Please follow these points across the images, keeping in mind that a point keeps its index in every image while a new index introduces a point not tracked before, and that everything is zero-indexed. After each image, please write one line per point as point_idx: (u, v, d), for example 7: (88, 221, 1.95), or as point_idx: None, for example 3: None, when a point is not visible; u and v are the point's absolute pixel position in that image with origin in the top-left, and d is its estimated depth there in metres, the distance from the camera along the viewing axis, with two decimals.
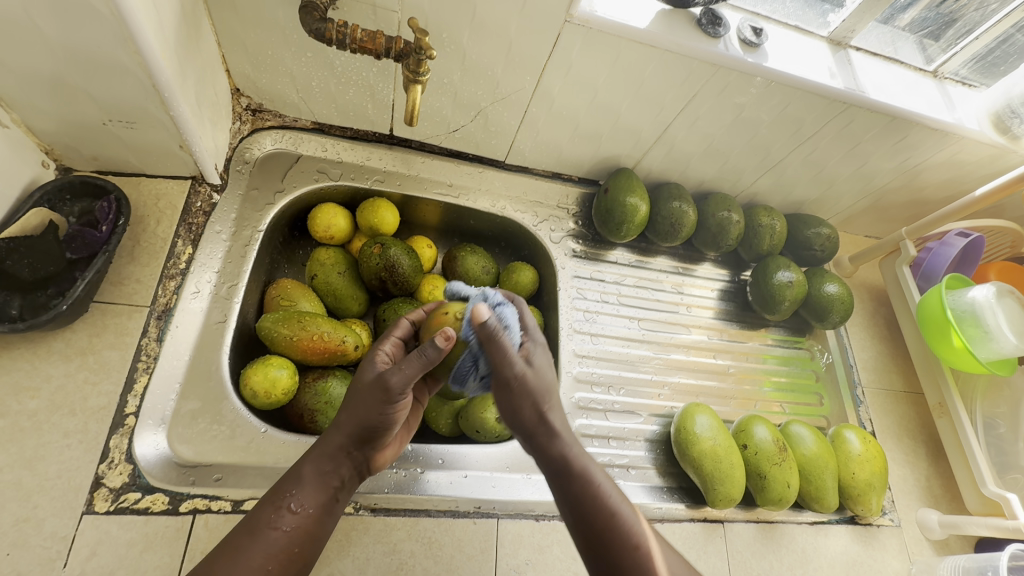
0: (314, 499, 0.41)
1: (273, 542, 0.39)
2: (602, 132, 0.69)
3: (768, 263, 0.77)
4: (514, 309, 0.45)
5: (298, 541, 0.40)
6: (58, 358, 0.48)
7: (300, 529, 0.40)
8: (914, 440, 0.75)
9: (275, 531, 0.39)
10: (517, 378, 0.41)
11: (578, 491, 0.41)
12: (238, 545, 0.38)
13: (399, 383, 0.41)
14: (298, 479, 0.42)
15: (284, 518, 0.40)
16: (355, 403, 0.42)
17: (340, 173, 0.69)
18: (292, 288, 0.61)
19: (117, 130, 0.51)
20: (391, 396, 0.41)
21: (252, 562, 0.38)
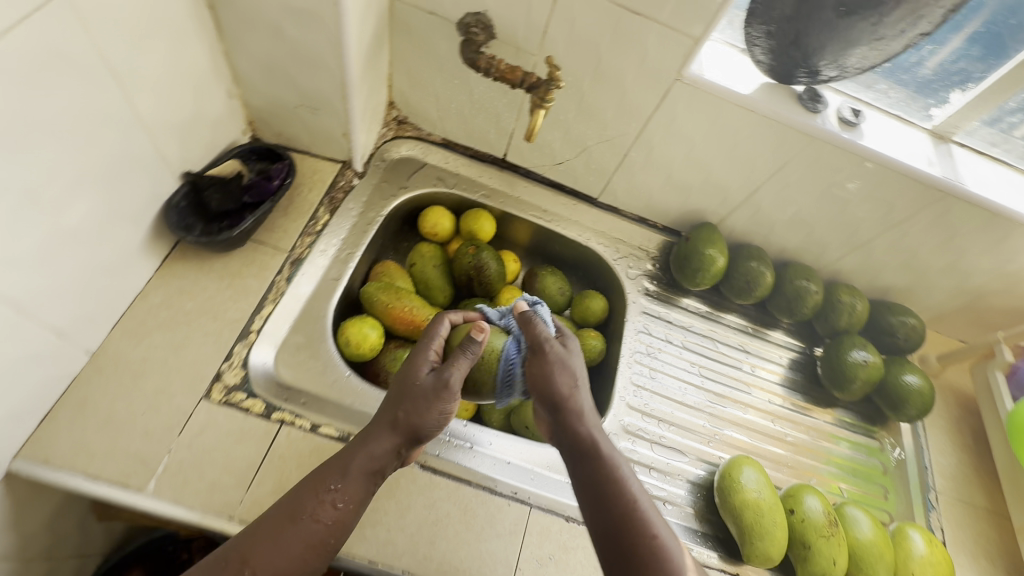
0: (355, 495, 0.45)
1: (313, 532, 0.43)
2: (693, 185, 0.75)
3: (843, 339, 0.77)
4: (547, 310, 0.57)
5: (332, 535, 0.44)
6: (214, 275, 0.60)
7: (337, 523, 0.44)
8: (994, 564, 0.68)
9: (317, 522, 0.43)
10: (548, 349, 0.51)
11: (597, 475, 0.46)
12: (279, 535, 0.42)
13: (454, 382, 0.48)
14: (342, 474, 0.45)
15: (330, 511, 0.44)
16: (412, 405, 0.48)
17: (455, 183, 0.80)
18: (393, 268, 0.71)
19: (303, 113, 0.64)
20: (451, 395, 0.48)
21: (292, 547, 0.42)
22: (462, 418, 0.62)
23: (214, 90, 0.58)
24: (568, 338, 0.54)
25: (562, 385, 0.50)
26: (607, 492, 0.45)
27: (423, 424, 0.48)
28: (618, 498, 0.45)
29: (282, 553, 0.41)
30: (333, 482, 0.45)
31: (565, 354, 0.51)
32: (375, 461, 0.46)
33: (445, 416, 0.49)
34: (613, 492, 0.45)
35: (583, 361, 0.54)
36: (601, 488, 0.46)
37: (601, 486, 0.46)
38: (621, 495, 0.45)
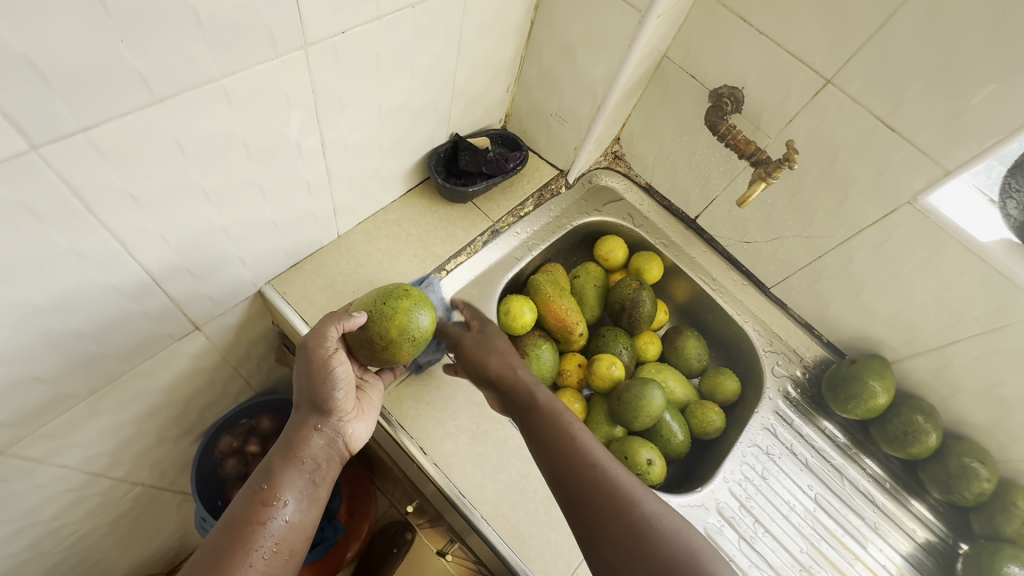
0: (291, 487, 0.45)
1: (262, 537, 0.42)
2: (881, 313, 0.72)
3: (1004, 546, 0.66)
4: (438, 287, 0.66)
5: (285, 529, 0.43)
6: (435, 216, 0.73)
7: (284, 524, 0.43)
8: None
9: (261, 525, 0.42)
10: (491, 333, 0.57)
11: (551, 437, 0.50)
12: (221, 549, 0.40)
13: (332, 347, 0.49)
14: (267, 474, 0.45)
15: (270, 511, 0.43)
16: (303, 381, 0.49)
17: (641, 224, 0.87)
18: (558, 273, 0.78)
19: (552, 122, 0.76)
20: (320, 351, 0.48)
21: (244, 559, 0.40)
22: None
23: (499, 82, 0.72)
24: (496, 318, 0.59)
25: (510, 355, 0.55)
26: (560, 448, 0.49)
27: (321, 394, 0.49)
28: (560, 437, 0.49)
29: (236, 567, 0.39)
30: (258, 484, 0.44)
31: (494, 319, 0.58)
32: (297, 451, 0.47)
33: (344, 379, 0.50)
34: (554, 429, 0.50)
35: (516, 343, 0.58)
36: (544, 430, 0.50)
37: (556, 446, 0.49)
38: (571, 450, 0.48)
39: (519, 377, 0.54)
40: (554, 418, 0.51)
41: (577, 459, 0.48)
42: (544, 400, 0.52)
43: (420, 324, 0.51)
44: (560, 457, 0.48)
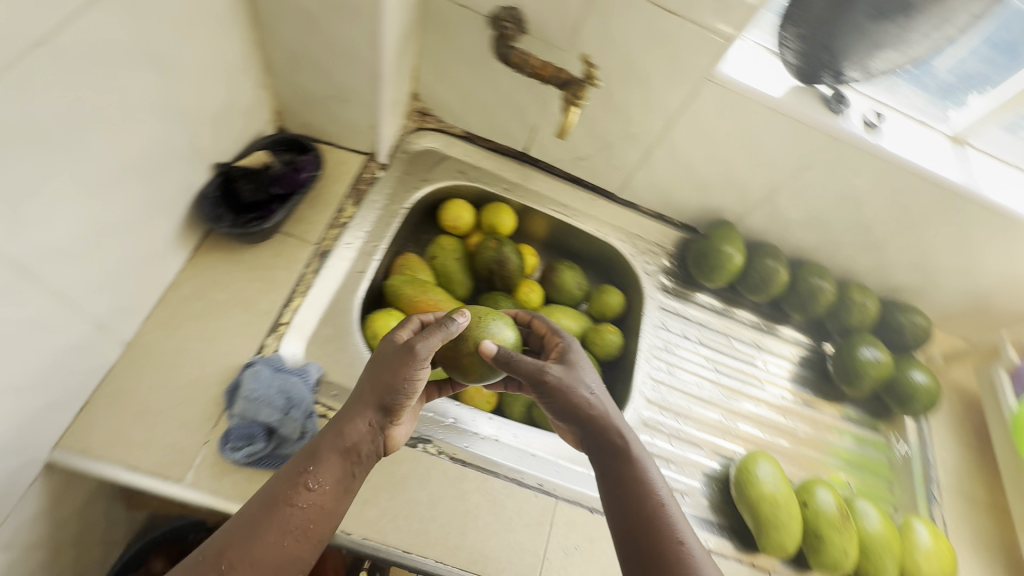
0: (330, 477, 0.43)
1: (288, 517, 0.41)
2: (714, 184, 0.76)
3: (854, 337, 0.79)
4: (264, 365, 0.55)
5: (313, 517, 0.42)
6: (243, 267, 0.60)
7: (313, 506, 0.42)
8: (993, 556, 0.70)
9: (289, 506, 0.41)
10: (557, 381, 0.49)
11: (631, 492, 0.45)
12: (255, 524, 0.40)
13: (426, 352, 0.45)
14: (314, 457, 0.43)
15: (304, 495, 0.42)
16: (376, 376, 0.46)
17: (476, 176, 0.81)
18: (414, 262, 0.72)
19: (331, 104, 0.64)
20: (413, 358, 0.45)
21: (268, 535, 0.40)
22: (485, 410, 0.65)
23: (244, 80, 0.57)
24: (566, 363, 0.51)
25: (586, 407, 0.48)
26: (635, 501, 0.45)
27: (391, 393, 0.45)
28: (647, 496, 0.45)
29: (256, 541, 0.39)
30: (306, 464, 0.43)
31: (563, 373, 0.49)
32: (350, 439, 0.45)
33: (419, 382, 0.47)
34: (638, 490, 0.45)
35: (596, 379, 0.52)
36: (626, 485, 0.46)
37: (635, 499, 0.45)
38: (654, 509, 0.44)
39: (611, 422, 0.48)
40: (639, 476, 0.46)
41: (662, 528, 0.43)
42: (631, 452, 0.47)
43: (506, 339, 0.54)
44: (639, 520, 0.44)
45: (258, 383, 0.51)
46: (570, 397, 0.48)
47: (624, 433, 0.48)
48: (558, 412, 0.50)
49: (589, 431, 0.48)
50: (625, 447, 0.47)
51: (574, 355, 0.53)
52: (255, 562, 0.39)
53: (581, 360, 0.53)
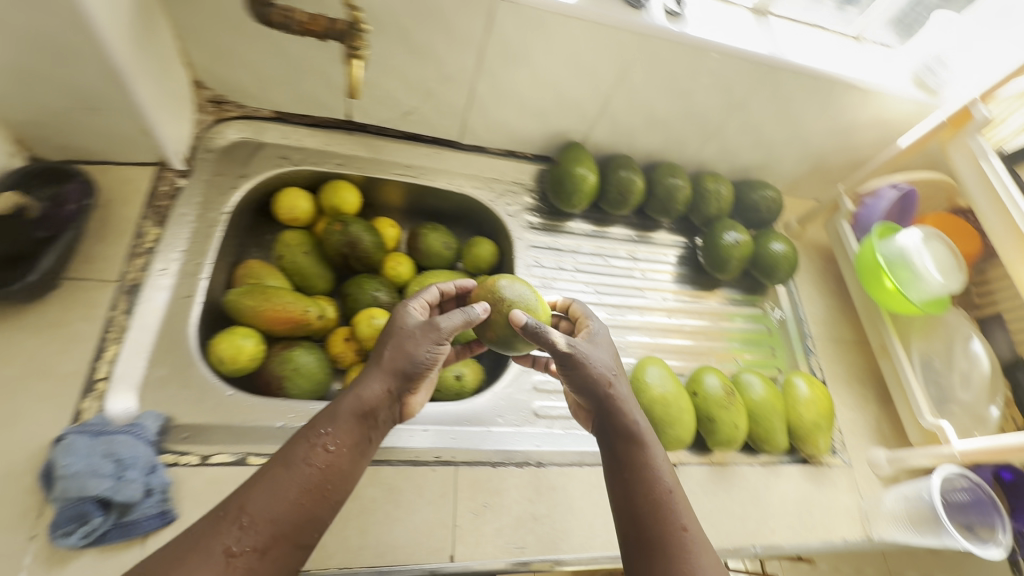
0: (347, 439, 0.46)
1: (306, 475, 0.44)
2: (548, 108, 0.74)
3: (716, 225, 0.82)
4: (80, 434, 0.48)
5: (329, 478, 0.45)
6: (32, 330, 0.52)
7: (330, 467, 0.45)
8: (863, 385, 0.79)
9: (308, 466, 0.44)
10: (579, 363, 0.47)
11: (641, 478, 0.45)
12: (273, 479, 0.43)
13: (446, 326, 0.50)
14: (332, 419, 0.46)
15: (320, 452, 0.45)
16: (398, 347, 0.49)
17: (302, 158, 0.73)
18: (258, 267, 0.68)
19: (81, 118, 0.54)
20: (436, 333, 0.49)
21: (287, 492, 0.42)
22: None
23: None
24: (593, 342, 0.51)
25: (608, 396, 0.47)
26: (641, 486, 0.45)
27: (410, 364, 0.49)
28: (654, 480, 0.45)
29: (276, 495, 0.42)
30: (323, 426, 0.46)
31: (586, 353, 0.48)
32: (366, 403, 0.48)
33: (438, 354, 0.51)
34: (648, 479, 0.45)
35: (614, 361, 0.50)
36: (631, 469, 0.46)
37: (643, 485, 0.45)
38: (659, 499, 0.44)
39: (627, 409, 0.47)
40: (647, 460, 0.46)
41: (666, 519, 0.43)
42: (643, 437, 0.47)
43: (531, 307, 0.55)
44: (643, 505, 0.44)
45: (74, 457, 0.45)
46: (585, 373, 0.47)
47: (636, 415, 0.48)
48: (579, 392, 0.49)
49: (607, 415, 0.48)
50: (637, 429, 0.47)
51: (598, 337, 0.52)
52: (272, 518, 0.41)
53: (603, 344, 0.52)
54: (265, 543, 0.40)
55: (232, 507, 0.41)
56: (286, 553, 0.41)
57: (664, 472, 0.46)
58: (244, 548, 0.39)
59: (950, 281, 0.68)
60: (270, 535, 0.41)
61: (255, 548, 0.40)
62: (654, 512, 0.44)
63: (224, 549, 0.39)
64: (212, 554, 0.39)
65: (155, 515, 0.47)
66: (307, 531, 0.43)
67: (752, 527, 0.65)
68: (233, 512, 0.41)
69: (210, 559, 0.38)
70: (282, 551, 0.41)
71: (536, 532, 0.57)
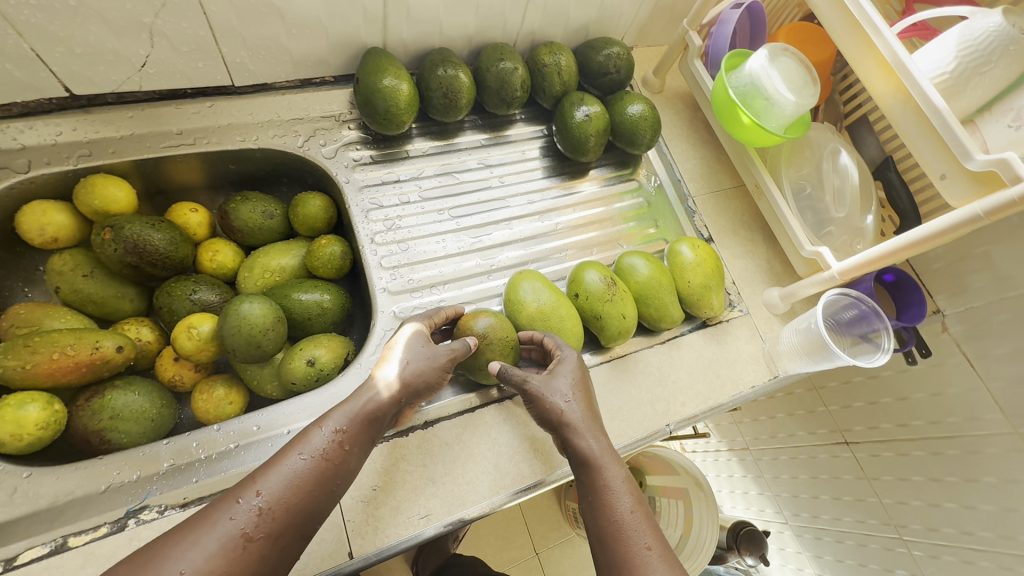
0: (357, 440, 0.45)
1: (318, 467, 0.42)
2: (317, 13, 0.59)
3: (564, 103, 0.72)
4: None
5: (337, 475, 0.43)
6: None
7: (340, 464, 0.44)
8: (749, 230, 0.77)
9: (322, 459, 0.43)
10: (536, 395, 0.50)
11: (602, 502, 0.45)
12: (286, 465, 0.42)
13: (457, 350, 0.52)
14: (346, 418, 0.45)
15: (330, 446, 0.44)
16: (415, 367, 0.50)
17: (29, 162, 0.57)
18: (28, 312, 0.55)
19: None
20: (453, 356, 0.52)
21: (295, 484, 0.41)
22: (233, 415, 0.57)
23: None
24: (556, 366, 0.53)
25: (563, 424, 0.49)
26: (603, 510, 0.45)
27: (423, 378, 0.50)
28: (614, 502, 0.45)
29: (287, 482, 0.41)
30: (336, 421, 0.45)
31: (542, 385, 0.50)
32: (379, 406, 0.47)
33: (445, 377, 0.53)
34: (607, 500, 0.45)
35: (583, 390, 0.52)
36: (596, 493, 0.46)
37: (602, 509, 0.45)
38: (621, 523, 0.44)
39: (581, 432, 0.48)
40: (604, 482, 0.46)
41: (627, 539, 0.43)
42: (598, 460, 0.47)
43: (493, 324, 0.56)
44: (607, 528, 0.44)
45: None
46: (543, 407, 0.50)
47: (590, 439, 0.48)
48: (542, 422, 0.52)
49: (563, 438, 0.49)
50: (589, 453, 0.47)
51: (564, 363, 0.53)
52: (288, 507, 0.40)
53: (567, 371, 0.52)
54: (278, 531, 0.39)
55: (246, 489, 0.40)
56: (290, 545, 0.40)
57: (623, 493, 0.45)
58: (259, 535, 0.38)
59: (804, 97, 0.62)
60: (284, 524, 0.40)
61: (268, 536, 0.39)
62: (615, 535, 0.43)
63: (238, 533, 0.38)
64: (225, 538, 0.37)
65: None
66: (312, 521, 0.42)
67: (663, 407, 0.63)
68: (246, 495, 0.39)
69: (225, 543, 0.37)
70: (288, 543, 0.40)
71: (438, 495, 0.52)
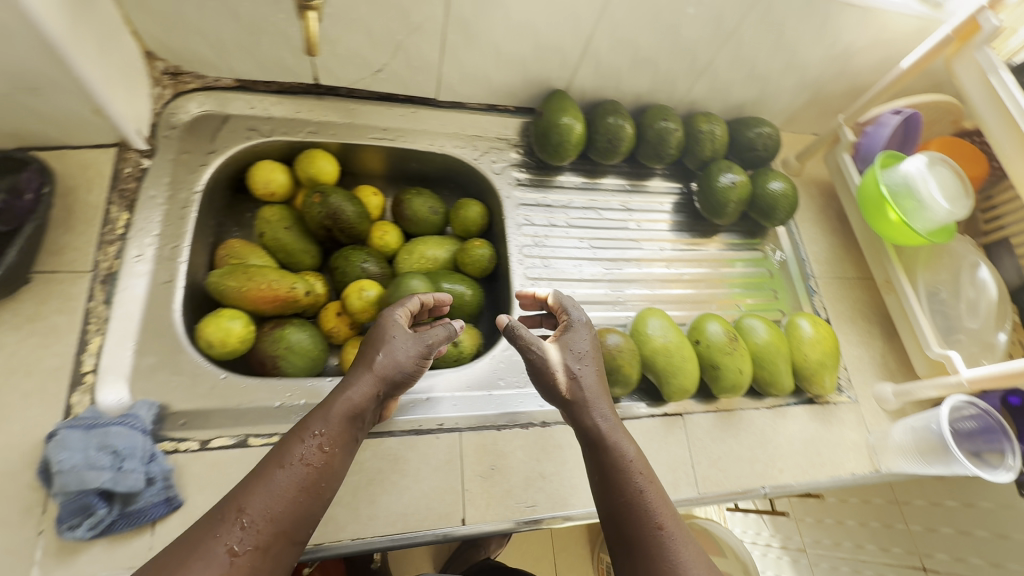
0: (338, 438, 0.44)
1: (303, 473, 0.41)
2: (526, 55, 0.69)
3: (711, 168, 0.78)
4: (85, 417, 0.47)
5: (320, 475, 0.42)
6: (8, 328, 0.50)
7: (326, 465, 0.42)
8: (867, 321, 0.78)
9: (305, 465, 0.41)
10: (542, 364, 0.49)
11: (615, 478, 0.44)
12: (270, 479, 0.40)
13: (433, 340, 0.51)
14: (325, 418, 0.44)
15: (312, 453, 0.42)
16: (389, 356, 0.48)
17: (272, 129, 0.69)
18: (240, 247, 0.65)
19: (25, 100, 0.51)
20: (426, 351, 0.50)
21: (281, 494, 0.39)
22: None
23: None
24: (570, 333, 0.52)
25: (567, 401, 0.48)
26: (616, 485, 0.44)
27: (399, 371, 0.48)
28: (627, 481, 0.44)
29: (272, 494, 0.39)
30: (316, 426, 0.43)
31: (550, 353, 0.49)
32: (359, 403, 0.46)
33: (421, 371, 0.51)
34: (620, 478, 0.44)
35: (596, 369, 0.51)
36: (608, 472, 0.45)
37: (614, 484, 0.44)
38: (638, 502, 0.43)
39: (586, 407, 0.47)
40: (619, 459, 0.45)
41: (643, 515, 0.42)
42: (607, 437, 0.46)
43: (620, 341, 0.62)
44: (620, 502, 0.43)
45: (67, 452, 0.44)
46: (550, 377, 0.49)
47: (597, 416, 0.47)
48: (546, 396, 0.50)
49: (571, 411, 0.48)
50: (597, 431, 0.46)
51: (574, 332, 0.52)
52: (274, 516, 0.38)
53: (579, 339, 0.52)
54: (267, 542, 0.37)
55: (229, 510, 0.38)
56: (284, 552, 0.38)
57: (637, 468, 0.45)
58: (247, 549, 0.36)
59: (958, 207, 0.64)
60: (272, 534, 0.38)
61: (257, 548, 0.37)
62: (632, 510, 0.43)
63: (225, 552, 0.36)
64: (212, 559, 0.35)
65: (160, 502, 0.46)
66: (304, 527, 0.40)
67: (761, 469, 0.65)
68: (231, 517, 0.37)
69: (212, 563, 0.35)
70: (280, 551, 0.38)
71: (545, 490, 0.56)
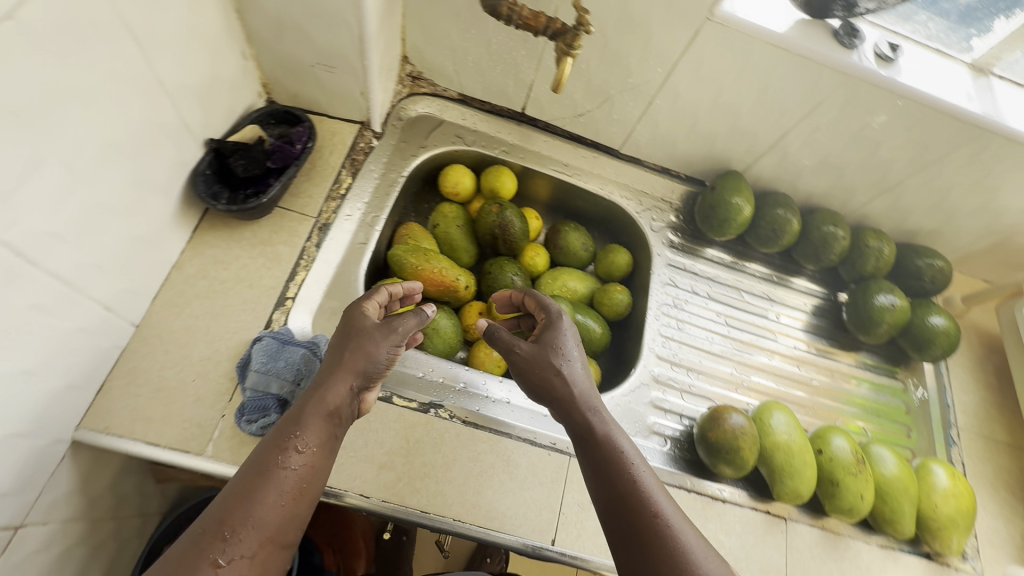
0: (318, 436, 0.41)
1: (285, 478, 0.38)
2: (719, 133, 0.74)
3: (869, 284, 0.76)
4: (284, 333, 0.56)
5: (307, 475, 0.40)
6: (246, 244, 0.61)
7: (310, 466, 0.40)
8: (1011, 494, 0.71)
9: (286, 469, 0.39)
10: (524, 357, 0.50)
11: (610, 467, 0.42)
12: (251, 490, 0.37)
13: (405, 328, 0.49)
14: (298, 421, 0.41)
15: (293, 456, 0.39)
16: (358, 346, 0.47)
17: (474, 140, 0.79)
18: (417, 231, 0.71)
19: (320, 72, 0.63)
20: (398, 337, 0.48)
21: (266, 501, 0.37)
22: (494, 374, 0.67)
23: (229, 55, 0.57)
24: (552, 327, 0.52)
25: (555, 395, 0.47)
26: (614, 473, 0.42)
27: (376, 362, 0.47)
28: (624, 469, 0.42)
29: (256, 506, 0.36)
30: (291, 430, 0.41)
31: (534, 346, 0.50)
32: (338, 400, 0.44)
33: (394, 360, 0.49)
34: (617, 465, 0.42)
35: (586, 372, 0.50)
36: (603, 461, 0.43)
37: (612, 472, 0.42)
38: (639, 490, 0.41)
39: (574, 399, 0.47)
40: (615, 453, 0.43)
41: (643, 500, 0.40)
42: (599, 429, 0.45)
43: (744, 424, 0.61)
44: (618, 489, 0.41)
45: (269, 357, 0.52)
46: (536, 374, 0.49)
47: (588, 410, 0.46)
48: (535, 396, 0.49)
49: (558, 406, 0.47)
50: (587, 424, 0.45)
51: (557, 326, 0.53)
52: (258, 522, 0.36)
53: (567, 334, 0.52)
54: (257, 548, 0.35)
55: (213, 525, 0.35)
56: (275, 556, 0.36)
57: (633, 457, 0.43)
58: (234, 557, 0.34)
59: None
60: (261, 540, 0.35)
61: (249, 557, 0.34)
62: (631, 497, 0.40)
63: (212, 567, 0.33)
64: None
65: None
66: (293, 529, 0.38)
67: None
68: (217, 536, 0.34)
69: None
70: (272, 557, 0.36)
71: None
